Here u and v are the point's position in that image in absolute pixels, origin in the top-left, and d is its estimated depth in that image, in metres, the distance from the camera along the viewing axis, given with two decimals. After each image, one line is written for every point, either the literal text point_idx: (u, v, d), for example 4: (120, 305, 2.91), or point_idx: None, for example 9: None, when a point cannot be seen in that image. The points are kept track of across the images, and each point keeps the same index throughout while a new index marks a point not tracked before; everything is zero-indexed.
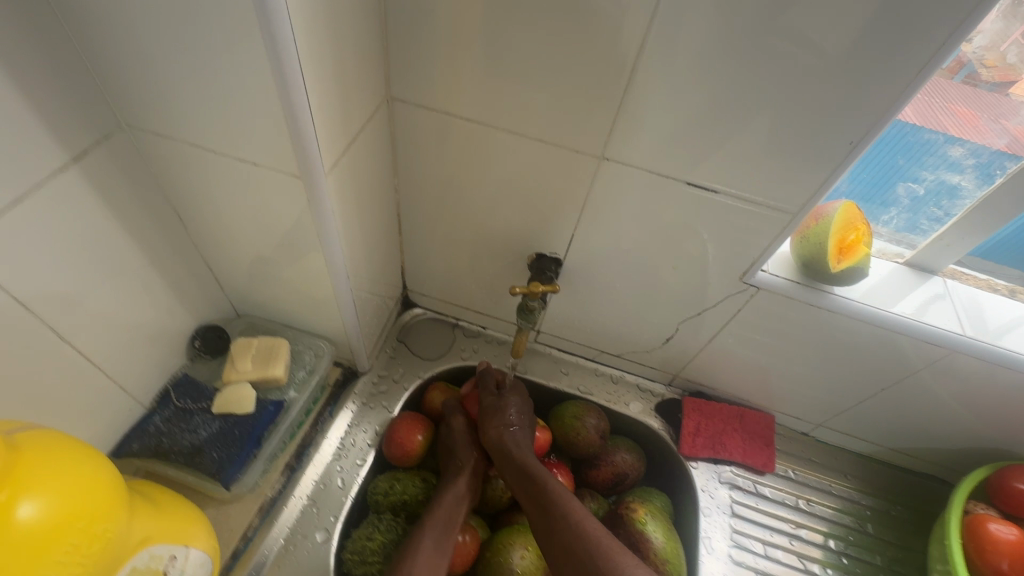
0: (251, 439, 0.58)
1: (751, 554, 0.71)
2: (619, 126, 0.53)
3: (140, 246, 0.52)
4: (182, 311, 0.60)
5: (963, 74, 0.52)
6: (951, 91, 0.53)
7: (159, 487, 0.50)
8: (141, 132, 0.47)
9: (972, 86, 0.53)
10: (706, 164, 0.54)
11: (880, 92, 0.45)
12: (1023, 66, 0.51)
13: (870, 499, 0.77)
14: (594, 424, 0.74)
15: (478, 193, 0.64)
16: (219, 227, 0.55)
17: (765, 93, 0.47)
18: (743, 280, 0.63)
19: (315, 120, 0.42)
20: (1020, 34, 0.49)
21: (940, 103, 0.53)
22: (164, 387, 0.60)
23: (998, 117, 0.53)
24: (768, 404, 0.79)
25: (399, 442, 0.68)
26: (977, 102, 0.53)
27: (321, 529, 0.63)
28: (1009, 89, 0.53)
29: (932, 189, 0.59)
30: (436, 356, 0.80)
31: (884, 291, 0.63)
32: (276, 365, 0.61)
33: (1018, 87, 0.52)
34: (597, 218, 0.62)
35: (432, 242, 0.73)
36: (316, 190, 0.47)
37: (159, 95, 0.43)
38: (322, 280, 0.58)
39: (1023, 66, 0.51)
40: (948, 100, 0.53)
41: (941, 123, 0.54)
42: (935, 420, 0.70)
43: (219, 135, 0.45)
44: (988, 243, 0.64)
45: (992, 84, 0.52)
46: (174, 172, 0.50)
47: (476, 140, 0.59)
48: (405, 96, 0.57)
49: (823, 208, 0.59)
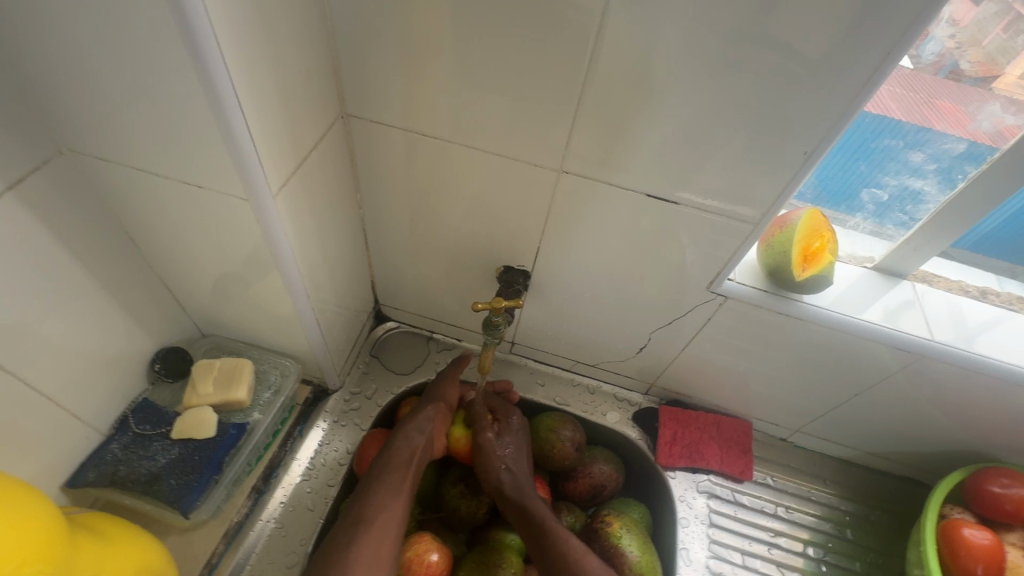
0: (211, 465, 0.56)
1: (729, 565, 0.70)
2: (576, 137, 0.53)
3: (90, 271, 0.51)
4: (140, 334, 0.59)
5: (947, 70, 0.51)
6: (937, 87, 0.52)
7: (111, 519, 0.49)
8: (84, 155, 0.46)
9: (956, 82, 0.52)
10: (667, 175, 0.53)
11: (830, 101, 0.45)
12: (1006, 59, 0.49)
13: (850, 504, 0.76)
14: (570, 437, 0.72)
15: (443, 206, 0.63)
16: (175, 249, 0.54)
17: (718, 103, 0.47)
18: (711, 290, 0.63)
19: (258, 140, 0.42)
20: (1001, 27, 0.48)
21: (924, 97, 0.52)
22: (122, 412, 0.59)
23: (982, 112, 0.52)
24: (745, 411, 0.78)
25: (369, 461, 0.66)
26: (959, 97, 0.52)
27: (289, 553, 0.61)
28: (993, 85, 0.51)
29: (896, 194, 0.59)
30: (409, 370, 0.79)
31: (853, 297, 0.63)
32: (238, 387, 0.60)
33: (1002, 81, 0.50)
34: (563, 230, 0.62)
35: (401, 256, 0.73)
36: (265, 211, 0.46)
37: (99, 119, 0.42)
38: (283, 299, 0.57)
39: (1006, 59, 0.49)
40: (932, 95, 0.52)
41: (926, 119, 0.52)
42: (910, 423, 0.70)
43: (163, 158, 0.44)
44: (975, 233, 0.62)
45: (976, 79, 0.51)
46: (122, 194, 0.49)
47: (437, 154, 0.58)
48: (362, 111, 0.56)
49: (787, 215, 0.59)
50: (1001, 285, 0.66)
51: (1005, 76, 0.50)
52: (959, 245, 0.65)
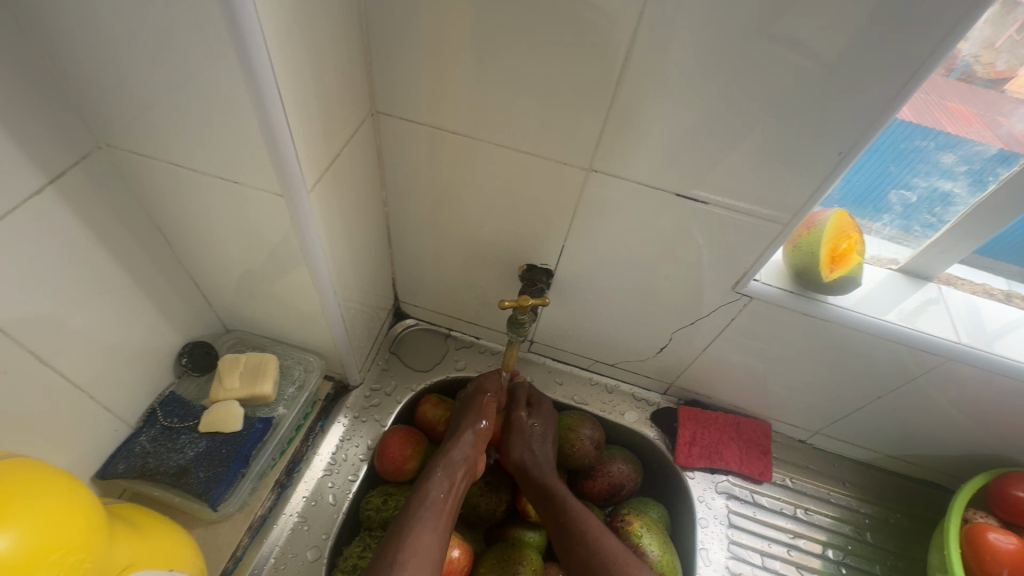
0: (239, 458, 0.57)
1: (748, 566, 0.70)
2: (605, 138, 0.53)
3: (123, 265, 0.52)
4: (168, 328, 0.59)
5: (958, 72, 0.50)
6: (948, 89, 0.51)
7: (142, 511, 0.49)
8: (120, 151, 0.47)
9: (968, 84, 0.51)
10: (696, 174, 0.53)
11: (866, 103, 0.44)
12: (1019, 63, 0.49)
13: (869, 507, 0.76)
14: (589, 435, 0.73)
15: (468, 204, 0.64)
16: (205, 244, 0.55)
17: (753, 104, 0.47)
18: (736, 290, 0.62)
19: (295, 138, 0.42)
20: (1016, 31, 0.47)
21: (936, 100, 0.52)
22: (151, 405, 0.60)
23: (998, 115, 0.52)
24: (765, 412, 0.78)
25: (391, 457, 0.67)
26: (972, 99, 0.52)
27: (312, 547, 0.62)
28: (1005, 86, 0.51)
29: (925, 196, 0.58)
30: (429, 367, 0.80)
31: (878, 298, 0.62)
32: (264, 382, 0.61)
33: (1015, 83, 0.50)
34: (587, 229, 0.62)
35: (422, 254, 0.73)
36: (298, 207, 0.47)
37: (139, 116, 0.43)
38: (310, 295, 0.58)
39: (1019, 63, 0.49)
40: (945, 97, 0.52)
41: (937, 120, 0.52)
42: (933, 426, 0.70)
43: (199, 154, 0.44)
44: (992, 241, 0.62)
45: (987, 81, 0.51)
46: (156, 190, 0.50)
47: (464, 153, 0.58)
48: (391, 109, 0.57)
49: (814, 216, 0.59)
50: (1009, 287, 0.66)
51: (1018, 78, 0.50)
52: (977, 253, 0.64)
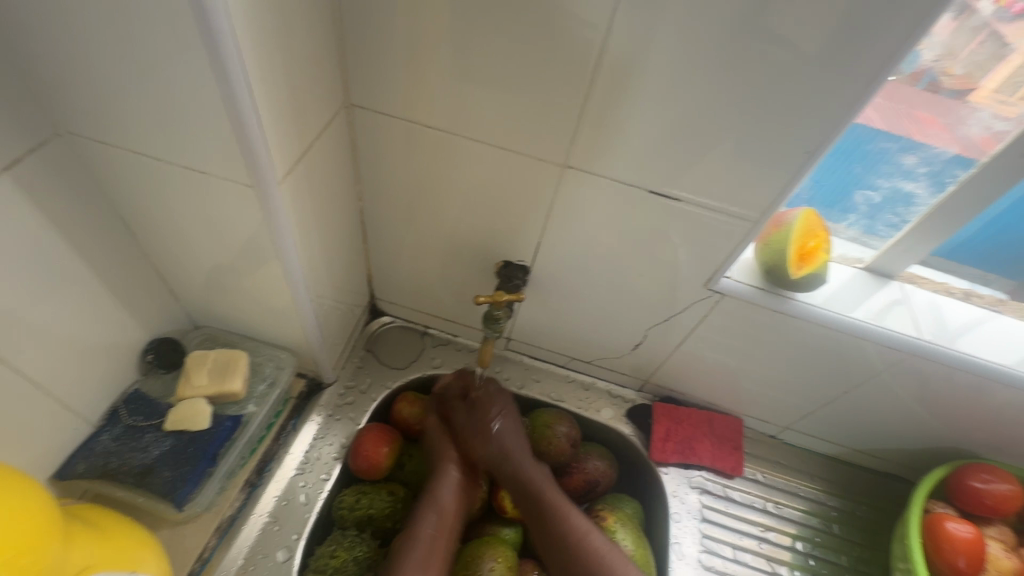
0: (207, 457, 0.55)
1: (721, 559, 0.71)
2: (581, 135, 0.53)
3: (84, 258, 0.50)
4: (132, 324, 0.58)
5: (925, 81, 0.51)
6: (916, 98, 0.53)
7: (102, 512, 0.48)
8: (82, 138, 0.45)
9: (934, 93, 0.52)
10: (669, 171, 0.54)
11: (831, 105, 0.46)
12: (980, 73, 0.51)
13: (837, 500, 0.78)
14: (565, 433, 0.73)
15: (444, 200, 0.63)
16: (171, 237, 0.54)
17: (724, 103, 0.48)
18: (709, 287, 0.63)
19: (265, 128, 0.41)
20: (975, 44, 0.49)
21: (903, 108, 0.53)
22: (114, 403, 0.58)
23: (959, 125, 0.53)
24: (737, 408, 0.80)
25: (365, 456, 0.66)
26: (937, 108, 0.53)
27: (282, 547, 0.61)
28: (969, 98, 0.52)
29: (888, 197, 0.60)
30: (405, 364, 0.79)
31: (844, 296, 0.64)
32: (233, 379, 0.59)
33: (977, 94, 0.52)
34: (564, 225, 0.62)
35: (399, 251, 0.72)
36: (270, 200, 0.46)
37: (101, 102, 0.42)
38: (282, 290, 0.57)
39: (980, 73, 0.51)
40: (913, 106, 0.53)
41: (902, 127, 0.54)
42: (897, 421, 0.72)
43: (165, 143, 0.43)
44: (954, 243, 0.64)
45: (953, 91, 0.52)
46: (120, 180, 0.48)
47: (440, 148, 0.58)
48: (366, 102, 0.56)
49: (783, 215, 0.60)
50: (966, 286, 0.67)
51: (981, 89, 0.51)
52: (938, 255, 0.66)
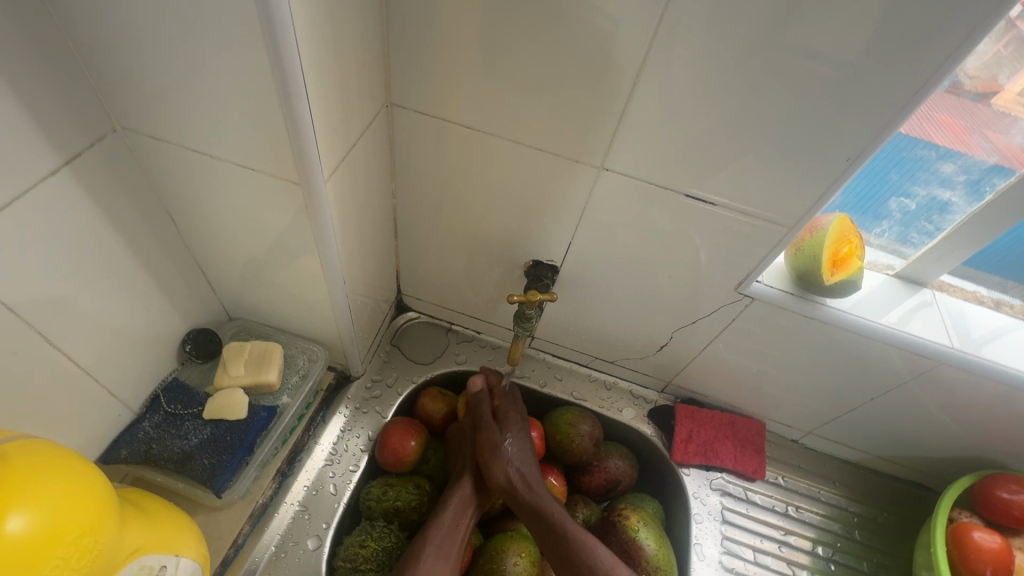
0: (243, 447, 0.57)
1: (741, 561, 0.71)
2: (618, 138, 0.53)
3: (131, 248, 0.52)
4: (173, 313, 0.59)
5: (949, 84, 0.51)
6: (938, 102, 0.52)
7: (148, 496, 0.49)
8: (135, 133, 0.47)
9: (956, 96, 0.52)
10: (705, 174, 0.54)
11: (875, 112, 0.46)
12: (1004, 77, 0.50)
13: (858, 506, 0.78)
14: (588, 432, 0.74)
15: (475, 199, 0.64)
16: (212, 230, 0.55)
17: (764, 108, 0.48)
18: (739, 291, 0.63)
19: (316, 127, 0.42)
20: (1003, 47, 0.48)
21: (929, 113, 0.53)
22: (154, 391, 0.60)
23: (985, 130, 0.54)
24: (759, 411, 0.80)
25: (393, 448, 0.67)
26: (960, 112, 0.53)
27: (312, 536, 0.62)
28: (992, 100, 0.52)
29: (924, 205, 0.60)
30: (430, 360, 0.80)
31: (875, 302, 0.64)
32: (268, 370, 0.61)
33: (1000, 97, 0.52)
34: (595, 227, 0.62)
35: (428, 248, 0.73)
36: (314, 197, 0.47)
37: (158, 99, 0.43)
38: (319, 285, 0.58)
39: (1004, 77, 0.50)
40: (935, 110, 0.53)
41: (930, 135, 0.54)
42: (923, 428, 0.71)
43: (216, 138, 0.45)
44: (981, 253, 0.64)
45: (975, 94, 0.52)
46: (168, 173, 0.50)
47: (475, 147, 0.58)
48: (405, 101, 0.57)
49: (818, 220, 0.60)
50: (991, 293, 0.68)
51: (1005, 92, 0.51)
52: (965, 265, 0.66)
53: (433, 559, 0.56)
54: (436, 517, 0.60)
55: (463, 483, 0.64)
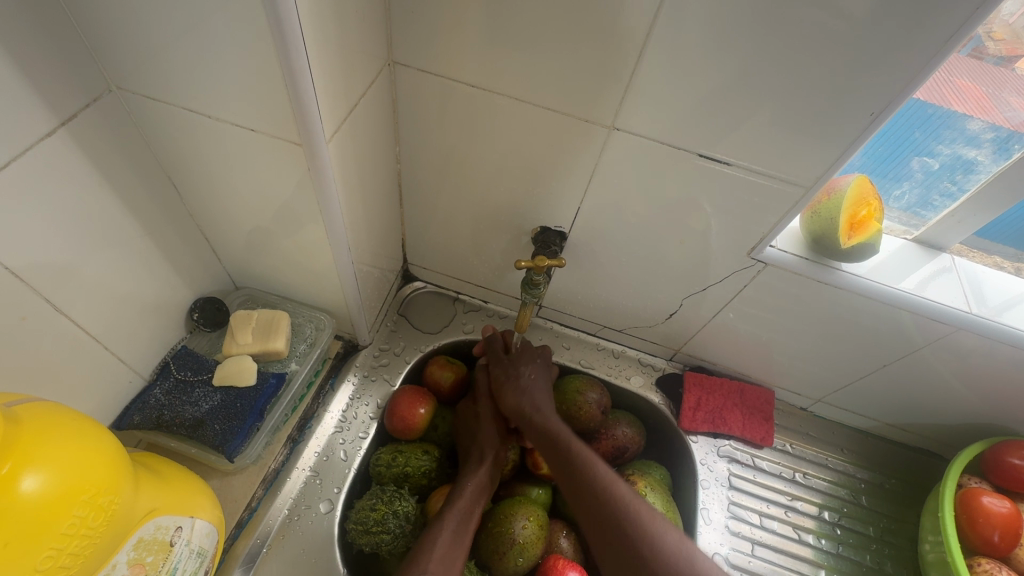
0: (254, 412, 0.57)
1: (747, 525, 0.72)
2: (628, 98, 0.51)
3: (134, 214, 0.51)
4: (179, 282, 0.59)
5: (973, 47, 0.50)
6: (959, 66, 0.51)
7: (161, 460, 0.50)
8: (131, 93, 0.45)
9: (978, 60, 0.52)
10: (720, 134, 0.51)
11: (903, 65, 0.43)
12: None
13: (866, 472, 0.78)
14: (596, 399, 0.74)
15: (481, 163, 0.62)
16: (214, 196, 0.54)
17: (785, 62, 0.45)
18: (751, 256, 0.62)
19: (315, 85, 0.41)
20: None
21: (949, 78, 0.52)
22: (163, 358, 0.60)
23: (1006, 95, 0.53)
24: (769, 380, 0.79)
25: (401, 416, 0.67)
26: (982, 77, 0.52)
27: (324, 500, 0.63)
28: (1015, 64, 0.52)
29: (947, 164, 0.57)
30: (437, 329, 0.80)
31: (892, 268, 0.62)
32: (276, 338, 0.61)
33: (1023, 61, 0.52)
34: (604, 192, 0.60)
35: (433, 215, 0.72)
36: (316, 159, 0.46)
37: (152, 57, 0.41)
38: (324, 252, 0.57)
39: None
40: (955, 75, 0.51)
41: (951, 100, 0.53)
42: (936, 396, 0.71)
43: (214, 98, 0.43)
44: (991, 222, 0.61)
45: (998, 58, 0.52)
46: (166, 136, 0.48)
47: (481, 109, 0.56)
48: (408, 60, 0.55)
49: (836, 181, 0.58)
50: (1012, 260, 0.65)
51: None
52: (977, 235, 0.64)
53: (444, 549, 0.56)
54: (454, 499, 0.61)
55: (479, 467, 0.65)
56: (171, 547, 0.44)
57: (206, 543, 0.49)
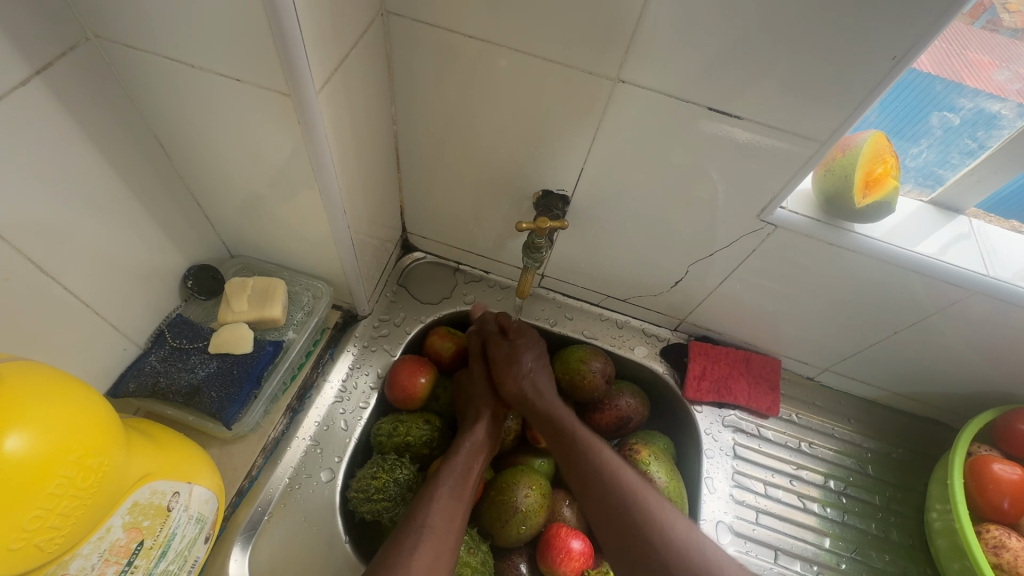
0: (251, 379, 0.57)
1: (752, 494, 0.72)
2: (634, 48, 0.48)
3: (120, 175, 0.49)
4: (171, 248, 0.58)
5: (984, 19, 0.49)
6: (971, 38, 0.50)
7: (158, 426, 0.49)
8: (110, 43, 0.43)
9: (991, 32, 0.51)
10: (731, 85, 0.49)
11: (929, 5, 0.40)
12: None
13: (872, 442, 0.77)
14: (599, 368, 0.73)
15: (480, 124, 0.60)
16: (203, 157, 0.52)
17: (801, 5, 0.42)
18: (761, 218, 0.59)
19: (303, 29, 0.38)
20: None
21: (959, 51, 0.51)
22: (158, 326, 0.59)
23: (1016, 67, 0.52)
24: (775, 349, 0.78)
25: (402, 385, 0.67)
26: (994, 50, 0.51)
27: (325, 469, 0.63)
28: None
29: (969, 119, 0.55)
30: (437, 300, 0.79)
31: (906, 230, 0.60)
32: (273, 305, 0.60)
33: None
34: (608, 153, 0.58)
35: (432, 181, 0.70)
36: (307, 113, 0.44)
37: (129, 1, 0.39)
38: (318, 216, 0.55)
39: None
40: (968, 48, 0.51)
41: (960, 72, 0.52)
42: (947, 364, 0.69)
43: (196, 47, 0.41)
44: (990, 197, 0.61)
45: (1011, 31, 0.51)
46: (150, 91, 0.46)
47: (479, 64, 0.54)
48: (402, 11, 0.52)
49: (850, 138, 0.56)
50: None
51: None
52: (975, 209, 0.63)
53: (442, 508, 0.55)
54: (449, 461, 0.60)
55: (475, 430, 0.63)
56: (168, 512, 0.44)
57: (206, 510, 0.49)
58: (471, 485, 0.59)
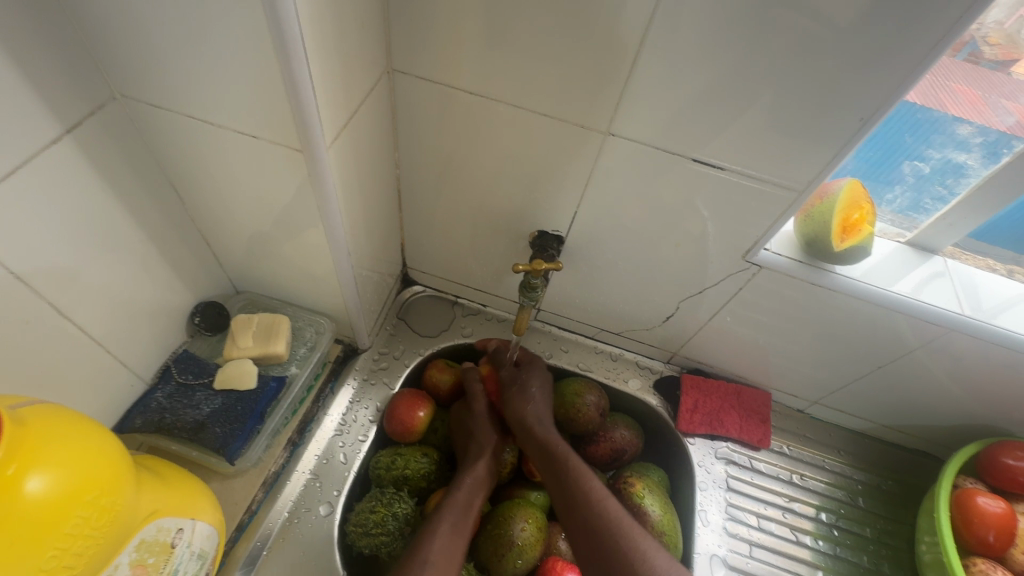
0: (254, 415, 0.58)
1: (745, 527, 0.72)
2: (622, 103, 0.52)
3: (137, 220, 0.52)
4: (181, 286, 0.60)
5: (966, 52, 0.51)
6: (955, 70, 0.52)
7: (164, 463, 0.50)
8: (134, 101, 0.46)
9: (974, 64, 0.52)
10: (713, 137, 0.52)
11: (890, 71, 0.44)
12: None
13: (863, 474, 0.79)
14: (594, 402, 0.74)
15: (479, 168, 0.63)
16: (215, 201, 0.55)
17: (773, 70, 0.46)
18: (746, 259, 0.62)
19: (317, 92, 0.42)
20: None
21: (943, 83, 0.53)
22: (165, 362, 0.61)
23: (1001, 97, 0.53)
24: (765, 382, 0.80)
25: (400, 418, 0.68)
26: (977, 81, 0.53)
27: (324, 503, 0.63)
28: (1010, 68, 0.53)
29: (938, 167, 0.58)
30: (436, 333, 0.81)
31: (885, 270, 0.63)
32: (276, 342, 0.62)
33: (1019, 65, 0.52)
34: (600, 196, 0.61)
35: (432, 220, 0.73)
36: (317, 165, 0.46)
37: (155, 65, 0.42)
38: (323, 256, 0.58)
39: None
40: (951, 80, 0.53)
41: (943, 102, 0.53)
42: (931, 397, 0.71)
43: (215, 105, 0.44)
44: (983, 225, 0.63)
45: (994, 63, 0.52)
46: (169, 143, 0.49)
47: (478, 114, 0.57)
48: (407, 67, 0.56)
49: (828, 186, 0.59)
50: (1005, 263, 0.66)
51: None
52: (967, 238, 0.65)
53: (442, 542, 0.56)
54: (448, 494, 0.61)
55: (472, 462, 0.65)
56: (172, 548, 0.45)
57: (207, 546, 0.50)
58: (472, 516, 0.60)
